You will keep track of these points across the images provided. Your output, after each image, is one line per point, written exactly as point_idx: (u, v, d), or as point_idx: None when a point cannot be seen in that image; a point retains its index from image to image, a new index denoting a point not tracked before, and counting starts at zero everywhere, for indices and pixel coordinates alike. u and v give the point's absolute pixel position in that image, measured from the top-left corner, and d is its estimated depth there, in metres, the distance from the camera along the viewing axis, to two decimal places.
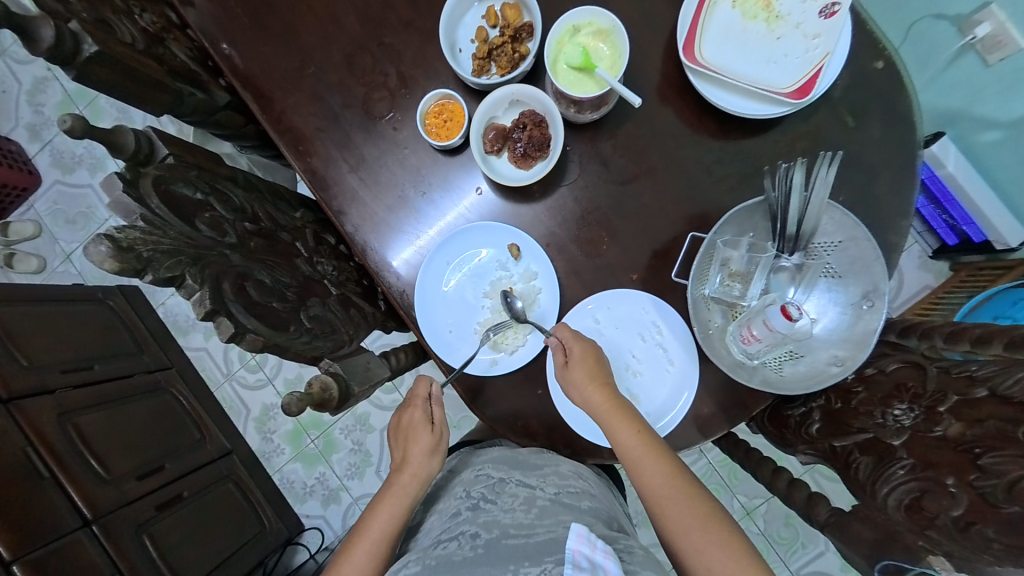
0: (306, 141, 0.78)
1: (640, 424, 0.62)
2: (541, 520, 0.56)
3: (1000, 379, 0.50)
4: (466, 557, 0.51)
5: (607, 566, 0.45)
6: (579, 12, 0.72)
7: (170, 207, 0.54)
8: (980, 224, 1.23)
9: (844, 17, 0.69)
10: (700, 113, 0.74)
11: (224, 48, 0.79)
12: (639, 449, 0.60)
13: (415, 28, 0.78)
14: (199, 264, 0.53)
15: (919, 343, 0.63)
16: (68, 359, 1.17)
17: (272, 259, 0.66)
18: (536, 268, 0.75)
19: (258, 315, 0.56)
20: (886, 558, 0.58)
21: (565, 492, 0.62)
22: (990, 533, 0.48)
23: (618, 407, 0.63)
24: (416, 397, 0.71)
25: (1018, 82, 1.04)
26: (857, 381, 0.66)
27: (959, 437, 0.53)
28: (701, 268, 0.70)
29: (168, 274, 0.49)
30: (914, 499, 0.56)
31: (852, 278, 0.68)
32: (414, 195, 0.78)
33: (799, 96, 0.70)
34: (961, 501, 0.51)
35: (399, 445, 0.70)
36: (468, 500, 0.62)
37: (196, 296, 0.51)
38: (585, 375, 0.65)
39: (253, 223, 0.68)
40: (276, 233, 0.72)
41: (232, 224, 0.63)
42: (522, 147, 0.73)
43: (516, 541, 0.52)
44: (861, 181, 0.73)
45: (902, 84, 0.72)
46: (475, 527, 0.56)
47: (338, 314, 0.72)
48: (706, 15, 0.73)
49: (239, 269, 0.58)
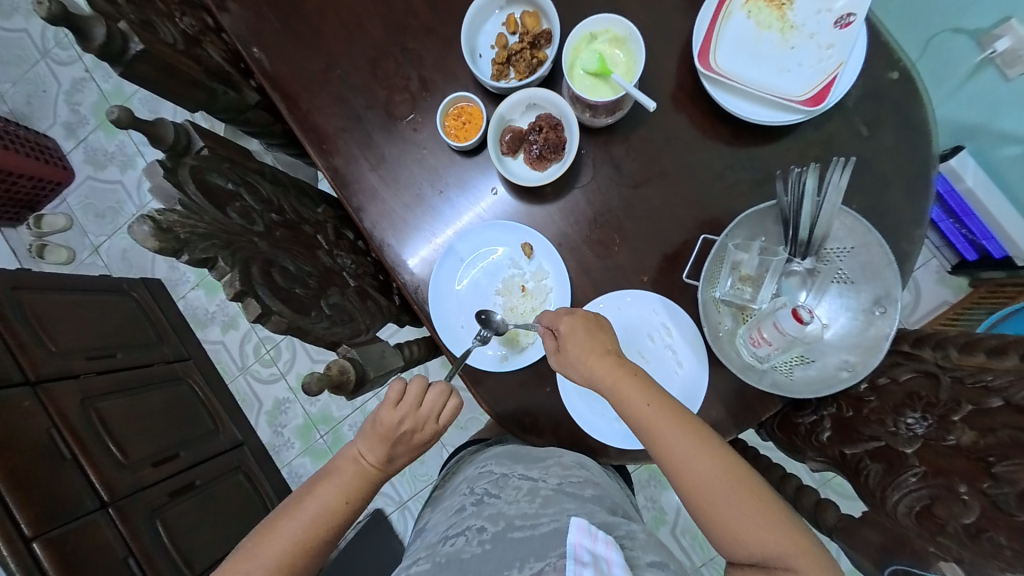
0: (329, 140, 0.81)
1: (648, 388, 0.60)
2: (545, 509, 0.57)
3: (1015, 389, 0.50)
4: (474, 554, 0.52)
5: (609, 557, 0.47)
6: (595, 20, 0.73)
7: (204, 195, 0.57)
8: (999, 240, 1.22)
9: (858, 27, 0.70)
10: (713, 120, 0.76)
11: (255, 51, 0.83)
12: (654, 417, 0.57)
13: (436, 35, 0.81)
14: (231, 248, 0.56)
15: (933, 353, 0.61)
16: (92, 346, 1.22)
17: (295, 249, 0.69)
18: (548, 267, 0.77)
19: (283, 299, 0.59)
20: (893, 563, 0.56)
21: (568, 482, 0.63)
22: (1001, 539, 0.47)
23: (626, 372, 0.61)
24: (429, 417, 0.62)
25: None
26: (870, 390, 0.66)
27: (972, 446, 0.52)
28: (711, 270, 0.70)
29: (203, 256, 0.51)
30: (924, 506, 0.55)
31: (863, 284, 0.68)
32: (431, 193, 0.80)
33: (813, 104, 0.71)
34: (973, 508, 0.50)
35: (376, 446, 0.60)
36: (473, 495, 0.63)
37: (227, 278, 0.53)
38: (583, 346, 0.64)
39: (279, 214, 0.70)
40: (299, 225, 0.75)
41: (260, 214, 0.66)
42: (537, 149, 0.75)
43: (522, 533, 0.53)
44: (873, 190, 0.73)
45: (914, 95, 0.73)
46: (481, 520, 0.57)
47: (355, 305, 0.74)
48: (720, 24, 0.74)
49: (265, 255, 0.61)
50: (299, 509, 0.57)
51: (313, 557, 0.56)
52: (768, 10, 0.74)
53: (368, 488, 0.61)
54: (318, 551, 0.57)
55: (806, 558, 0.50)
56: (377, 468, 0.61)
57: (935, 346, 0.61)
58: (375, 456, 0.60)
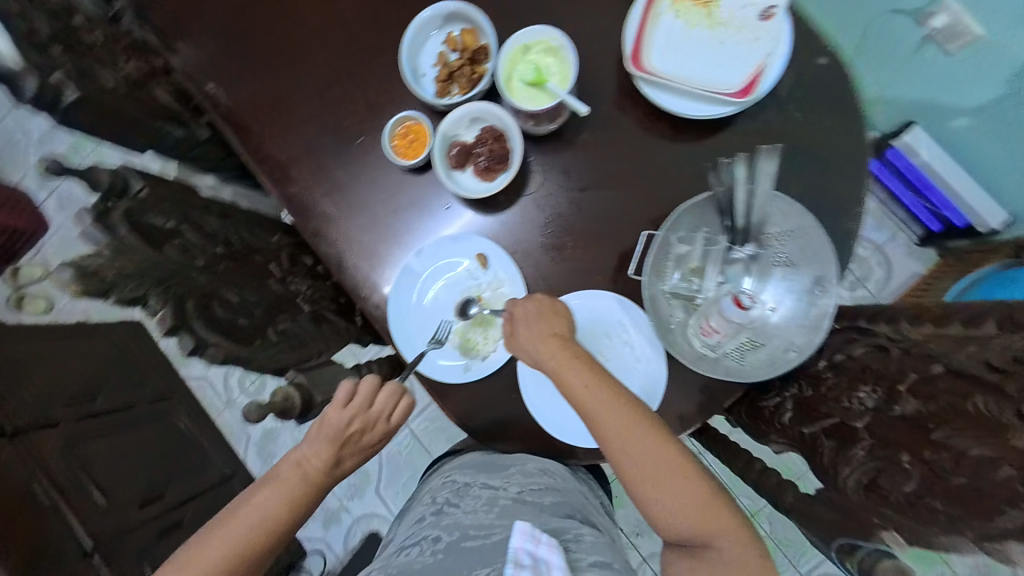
0: (283, 168, 0.83)
1: (594, 371, 0.60)
2: (500, 519, 0.57)
3: (954, 354, 0.51)
4: (426, 564, 0.53)
5: (549, 558, 0.48)
6: (526, 33, 0.75)
7: (140, 234, 0.59)
8: (960, 210, 1.27)
9: (780, 20, 0.73)
10: (653, 119, 0.77)
11: (210, 87, 0.85)
12: (596, 400, 0.57)
13: (380, 58, 0.83)
14: (165, 285, 0.61)
15: (886, 327, 0.61)
16: (72, 390, 1.20)
17: (240, 280, 0.73)
18: (504, 275, 0.77)
19: (223, 330, 0.67)
20: (840, 538, 0.62)
21: (528, 490, 0.63)
22: (937, 505, 0.48)
23: (572, 356, 0.62)
24: (380, 416, 0.63)
25: (979, 67, 1.14)
26: (829, 367, 0.68)
27: (915, 415, 0.54)
28: (657, 264, 0.70)
29: (134, 294, 0.58)
30: (872, 479, 0.57)
31: (804, 266, 0.68)
32: (385, 213, 0.81)
33: (743, 96, 0.73)
34: (914, 476, 0.51)
35: (324, 449, 0.60)
36: (433, 505, 0.65)
37: (160, 314, 0.58)
38: (534, 332, 0.65)
39: (224, 246, 0.74)
40: (249, 255, 0.78)
41: (201, 249, 0.69)
42: (484, 161, 0.77)
43: (474, 543, 0.54)
44: (813, 173, 0.75)
45: (844, 78, 0.76)
46: (438, 531, 0.58)
47: (308, 329, 0.82)
48: (651, 24, 0.76)
49: (205, 289, 0.67)
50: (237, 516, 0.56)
51: (250, 566, 0.55)
52: (696, 9, 0.77)
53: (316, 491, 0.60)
54: (257, 558, 0.55)
55: (735, 535, 0.51)
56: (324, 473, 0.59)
57: (886, 321, 0.61)
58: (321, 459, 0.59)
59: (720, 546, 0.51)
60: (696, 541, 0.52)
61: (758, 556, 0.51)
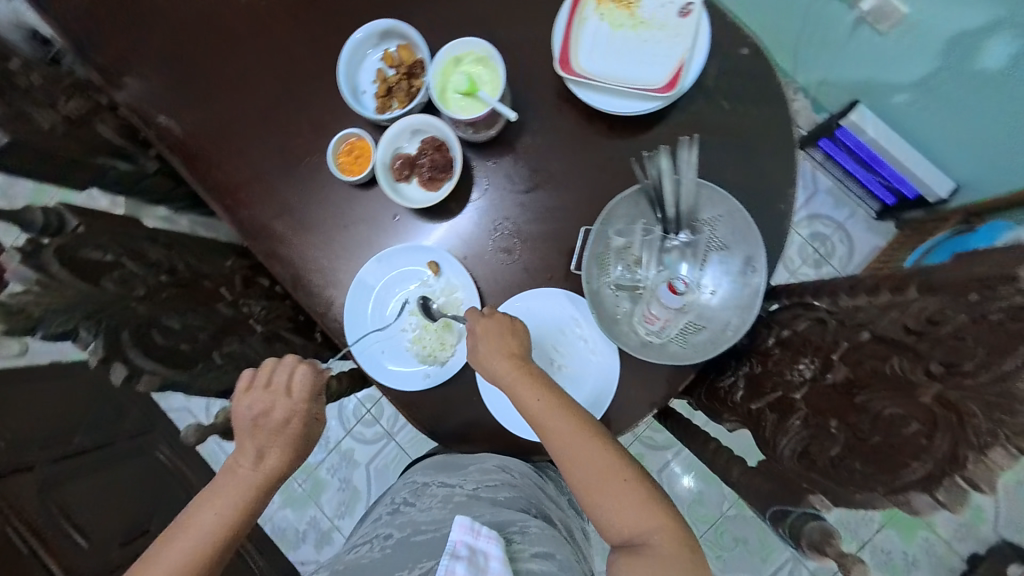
0: (232, 193, 0.85)
1: (546, 386, 0.64)
2: (451, 514, 0.60)
3: (877, 322, 0.54)
4: (373, 559, 0.55)
5: (489, 549, 0.50)
6: (456, 45, 0.78)
7: (73, 271, 0.61)
8: (911, 183, 1.30)
9: (697, 15, 0.77)
10: (588, 117, 0.80)
11: (162, 120, 0.87)
12: (548, 414, 0.61)
13: (320, 78, 0.85)
14: (95, 317, 0.60)
15: (828, 302, 0.63)
16: (46, 434, 1.14)
17: (187, 307, 0.75)
18: (457, 281, 0.79)
19: (159, 358, 0.65)
20: (774, 506, 0.67)
21: (484, 487, 0.65)
22: (856, 465, 0.53)
23: (527, 372, 0.65)
24: (285, 391, 0.64)
25: (912, 44, 1.20)
26: (777, 345, 0.69)
27: (843, 382, 0.56)
28: (598, 258, 0.72)
29: (62, 329, 0.56)
30: (805, 446, 0.61)
31: (734, 248, 0.70)
32: (336, 229, 0.83)
33: (668, 90, 0.76)
34: (839, 440, 0.55)
35: (263, 442, 0.62)
36: (391, 505, 0.68)
37: (90, 346, 0.57)
38: (489, 350, 0.66)
39: (170, 274, 0.75)
40: (196, 281, 0.80)
41: (144, 278, 0.71)
42: (427, 172, 0.79)
43: (424, 537, 0.56)
44: (744, 158, 0.78)
45: (765, 65, 0.79)
46: (391, 528, 0.60)
47: (258, 349, 0.82)
48: (577, 28, 0.79)
49: (143, 319, 0.66)
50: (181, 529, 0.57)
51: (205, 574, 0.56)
52: (619, 10, 0.80)
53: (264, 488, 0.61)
54: (214, 567, 0.57)
55: (671, 535, 0.55)
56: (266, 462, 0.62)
57: (828, 296, 0.63)
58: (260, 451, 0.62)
59: (657, 547, 0.54)
60: (636, 544, 0.56)
61: (693, 552, 0.55)
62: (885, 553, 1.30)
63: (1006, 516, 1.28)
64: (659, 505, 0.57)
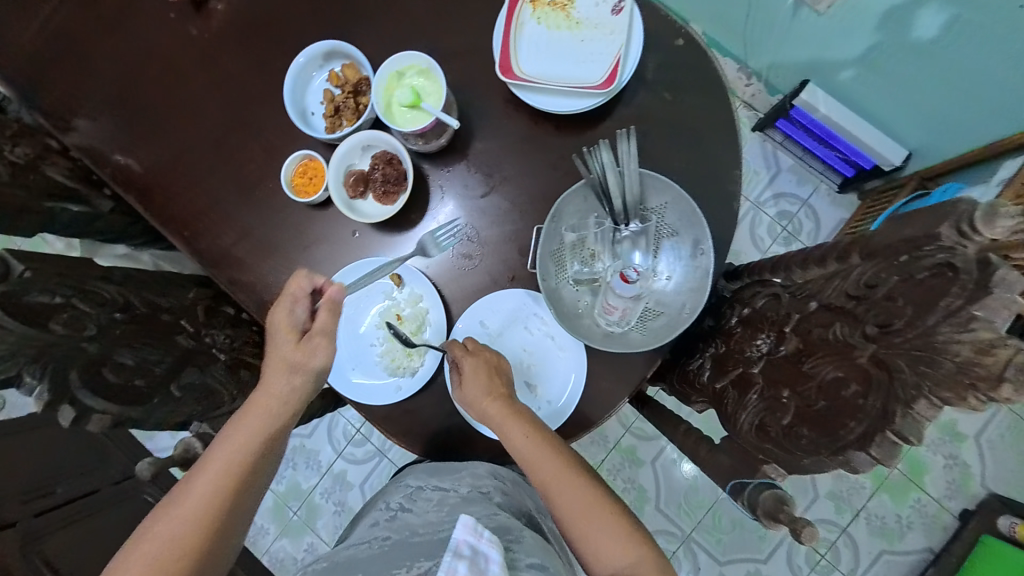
0: (190, 225, 0.85)
1: (532, 424, 0.66)
2: (449, 516, 0.60)
3: (824, 291, 0.56)
4: (371, 555, 0.55)
5: (490, 552, 0.49)
6: (397, 60, 0.79)
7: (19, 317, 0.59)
8: (866, 154, 1.35)
9: (629, 12, 0.79)
10: (536, 119, 0.82)
11: (117, 158, 0.86)
12: (535, 451, 0.63)
13: (268, 103, 0.85)
14: (41, 359, 0.59)
15: (785, 276, 0.66)
16: (25, 487, 1.10)
17: (146, 342, 0.75)
18: (420, 290, 0.80)
19: (109, 396, 0.66)
20: (732, 479, 0.71)
21: (477, 491, 0.66)
22: (802, 432, 0.54)
23: (514, 410, 0.67)
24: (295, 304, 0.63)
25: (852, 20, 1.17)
26: (740, 324, 0.71)
27: (794, 353, 0.58)
28: (557, 256, 0.73)
29: (5, 376, 0.56)
30: (761, 420, 0.62)
31: (684, 232, 0.72)
32: (297, 250, 0.83)
33: (608, 86, 0.78)
34: (791, 409, 0.56)
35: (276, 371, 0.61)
36: (387, 511, 0.65)
37: (35, 391, 0.58)
38: (477, 388, 0.68)
39: (125, 312, 0.74)
40: (155, 315, 0.79)
41: (99, 318, 0.69)
42: (381, 186, 0.80)
43: (421, 538, 0.56)
44: (690, 145, 0.80)
45: (702, 53, 0.81)
46: (388, 531, 0.60)
47: (220, 378, 0.87)
48: (516, 34, 0.81)
49: (97, 356, 0.67)
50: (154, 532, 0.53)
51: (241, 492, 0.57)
52: (555, 13, 0.82)
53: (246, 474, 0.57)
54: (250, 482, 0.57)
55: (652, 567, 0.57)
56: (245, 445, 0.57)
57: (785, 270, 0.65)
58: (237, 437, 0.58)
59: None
60: None
61: None
62: (879, 519, 1.32)
63: (991, 470, 1.31)
64: (640, 538, 0.59)
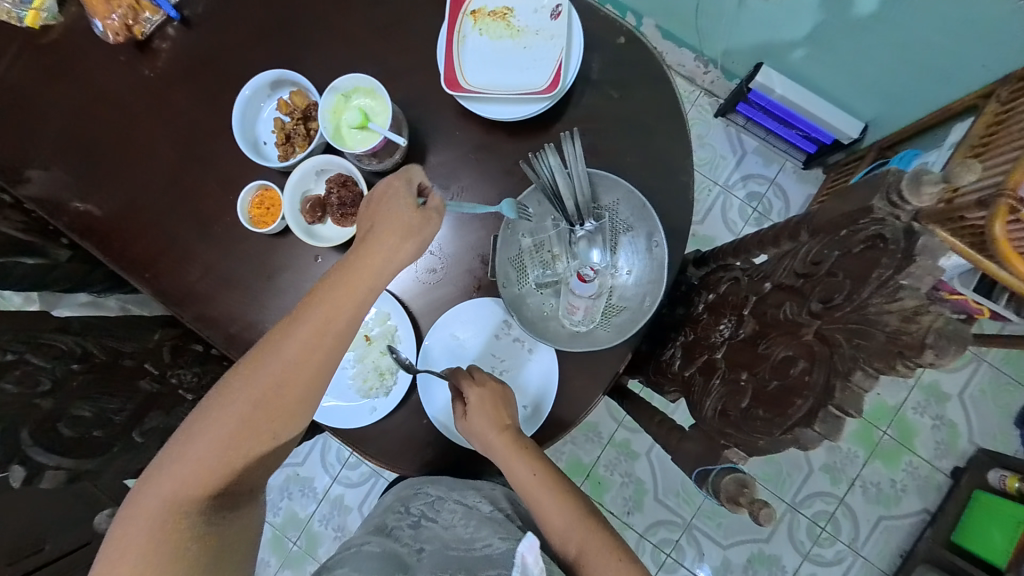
0: (150, 265, 0.84)
1: (538, 460, 0.67)
2: (479, 534, 0.61)
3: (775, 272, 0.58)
4: (417, 562, 0.58)
5: None
6: (340, 82, 0.79)
7: None
8: (825, 130, 1.37)
9: (567, 15, 0.80)
10: (486, 128, 0.82)
11: (71, 206, 0.86)
12: (540, 487, 0.65)
13: (219, 137, 0.85)
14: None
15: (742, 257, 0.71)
16: None
17: (107, 389, 0.75)
18: (387, 308, 0.79)
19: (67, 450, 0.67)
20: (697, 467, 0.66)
21: (499, 510, 0.67)
22: (757, 410, 0.54)
23: (521, 446, 0.67)
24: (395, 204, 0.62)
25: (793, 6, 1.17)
26: (705, 309, 0.72)
27: (750, 334, 0.59)
28: (519, 261, 0.74)
29: None
30: (723, 404, 0.61)
31: (636, 225, 0.74)
32: (261, 281, 0.83)
33: (553, 89, 0.79)
34: (748, 391, 0.56)
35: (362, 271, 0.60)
36: (409, 516, 0.66)
37: None
38: (484, 421, 0.68)
39: (83, 361, 0.74)
40: (117, 360, 0.79)
41: (52, 370, 0.70)
42: (338, 210, 0.79)
43: (458, 554, 0.58)
44: (641, 139, 0.81)
45: (644, 49, 0.83)
46: (421, 542, 0.61)
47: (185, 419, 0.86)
48: (459, 46, 0.82)
49: (52, 412, 0.67)
50: (162, 479, 0.53)
51: (296, 392, 0.59)
52: (496, 23, 0.83)
53: (288, 404, 0.58)
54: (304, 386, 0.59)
55: None
56: (255, 425, 0.57)
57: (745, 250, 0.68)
58: (262, 389, 0.57)
59: None
60: None
61: None
62: (875, 486, 1.33)
63: (978, 426, 1.33)
64: None
